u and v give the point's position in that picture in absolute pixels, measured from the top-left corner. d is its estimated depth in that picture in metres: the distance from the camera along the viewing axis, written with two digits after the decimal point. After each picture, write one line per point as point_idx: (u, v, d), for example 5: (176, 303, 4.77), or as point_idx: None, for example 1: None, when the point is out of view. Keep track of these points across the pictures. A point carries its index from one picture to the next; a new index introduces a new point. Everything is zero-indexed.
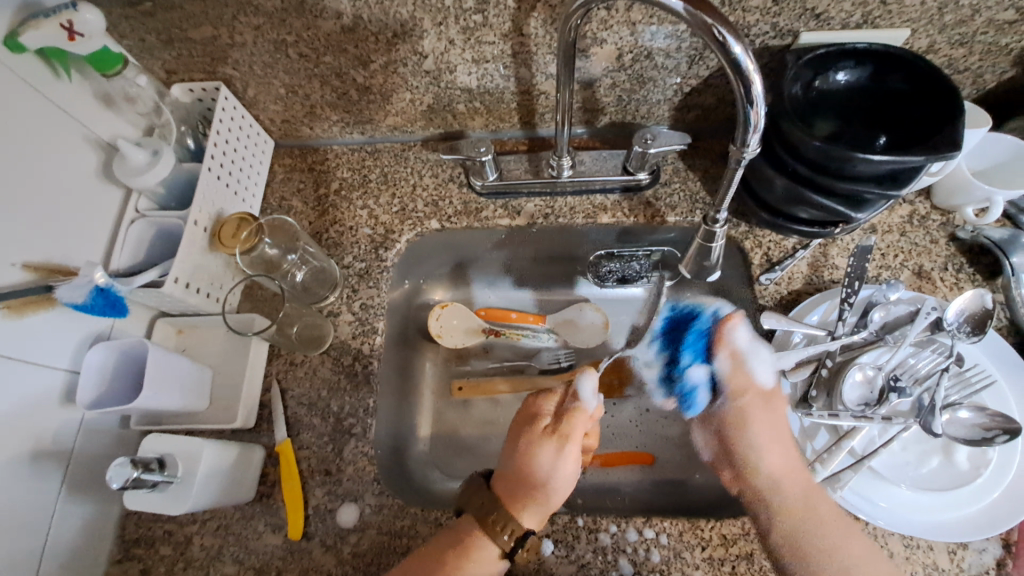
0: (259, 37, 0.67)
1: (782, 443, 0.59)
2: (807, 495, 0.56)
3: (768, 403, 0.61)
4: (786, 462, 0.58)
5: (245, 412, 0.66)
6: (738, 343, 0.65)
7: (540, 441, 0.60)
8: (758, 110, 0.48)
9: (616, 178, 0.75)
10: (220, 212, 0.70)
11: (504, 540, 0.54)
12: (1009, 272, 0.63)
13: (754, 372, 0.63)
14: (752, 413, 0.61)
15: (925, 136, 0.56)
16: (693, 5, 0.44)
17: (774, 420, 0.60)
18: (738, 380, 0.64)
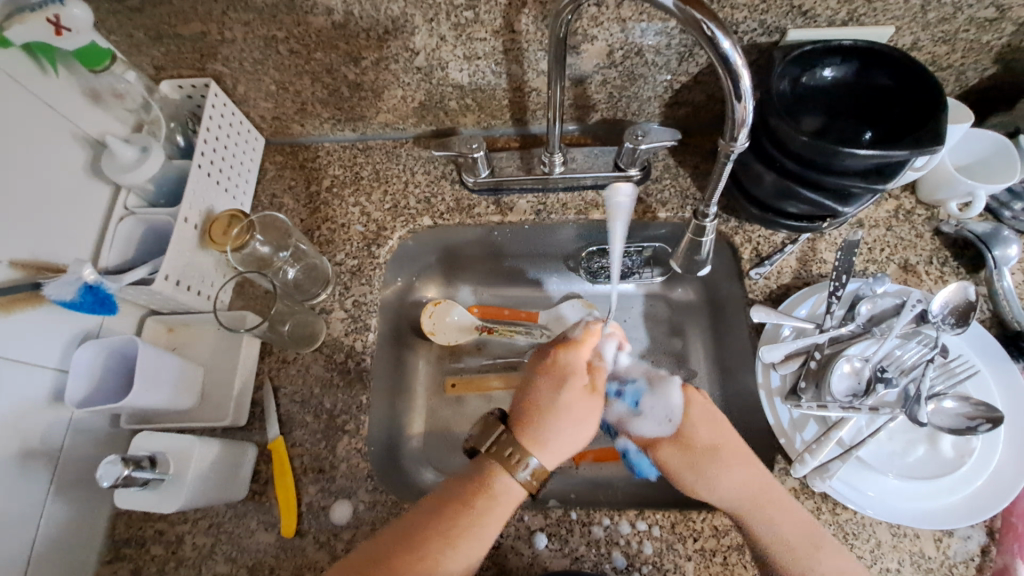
0: (249, 33, 0.67)
1: (737, 479, 0.55)
2: (772, 514, 0.53)
3: (688, 449, 0.56)
4: (732, 485, 0.54)
5: (237, 410, 0.66)
6: (614, 414, 0.59)
7: (568, 386, 0.55)
8: (745, 105, 0.48)
9: (607, 175, 0.76)
10: (210, 209, 0.70)
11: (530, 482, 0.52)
12: (992, 266, 0.64)
13: (641, 431, 0.58)
14: (676, 458, 0.57)
15: (909, 131, 0.57)
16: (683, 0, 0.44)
17: (699, 458, 0.56)
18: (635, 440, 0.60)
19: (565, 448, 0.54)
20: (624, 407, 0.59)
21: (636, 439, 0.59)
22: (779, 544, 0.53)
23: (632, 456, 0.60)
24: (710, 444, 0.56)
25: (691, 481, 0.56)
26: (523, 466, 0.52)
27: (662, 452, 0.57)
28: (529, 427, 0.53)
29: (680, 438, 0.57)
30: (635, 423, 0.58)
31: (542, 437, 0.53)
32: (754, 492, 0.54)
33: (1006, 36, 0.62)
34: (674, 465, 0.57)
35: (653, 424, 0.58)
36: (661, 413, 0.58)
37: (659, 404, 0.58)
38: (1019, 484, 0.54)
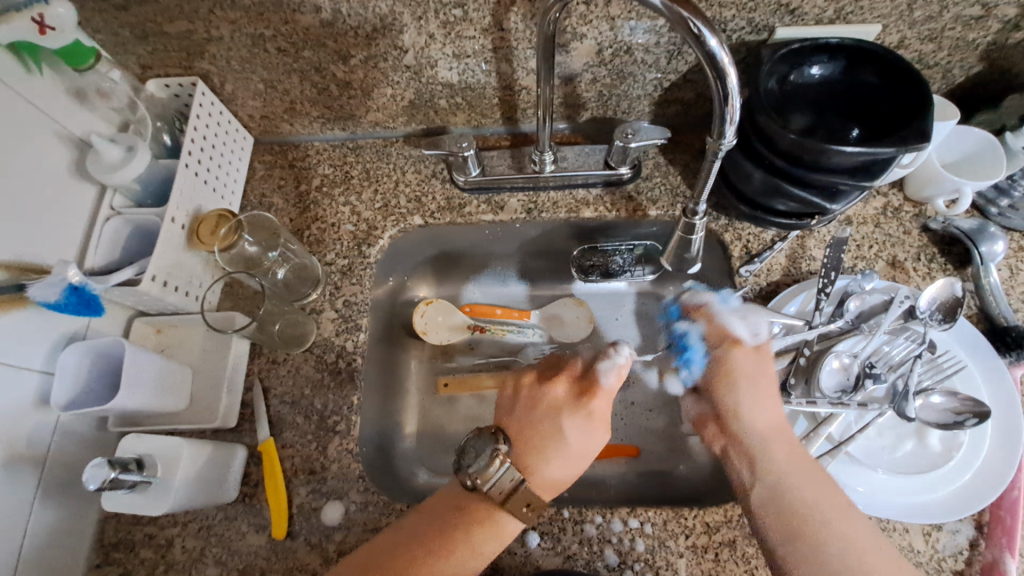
0: (236, 31, 0.66)
1: (768, 405, 0.58)
2: (790, 450, 0.55)
3: (758, 360, 0.60)
4: (768, 417, 0.57)
5: (225, 411, 0.65)
6: (702, 300, 0.67)
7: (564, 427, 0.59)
8: (733, 102, 0.48)
9: (597, 173, 0.76)
10: (198, 209, 0.69)
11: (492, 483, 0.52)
12: (978, 262, 0.65)
13: (732, 325, 0.63)
14: (739, 363, 0.61)
15: (896, 129, 0.57)
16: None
17: (763, 374, 0.60)
18: (716, 331, 0.64)
19: (562, 477, 0.59)
20: (722, 307, 0.66)
21: (718, 327, 0.64)
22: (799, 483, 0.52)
23: (691, 337, 0.66)
24: (773, 372, 0.60)
25: (737, 385, 0.59)
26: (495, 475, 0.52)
27: (737, 353, 0.61)
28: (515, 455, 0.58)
29: (759, 350, 0.61)
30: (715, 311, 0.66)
31: (537, 467, 0.58)
32: (777, 427, 0.57)
33: (991, 34, 0.62)
34: (738, 366, 0.61)
35: (745, 325, 0.63)
36: (754, 324, 0.62)
37: (755, 317, 0.63)
38: (1008, 478, 0.54)
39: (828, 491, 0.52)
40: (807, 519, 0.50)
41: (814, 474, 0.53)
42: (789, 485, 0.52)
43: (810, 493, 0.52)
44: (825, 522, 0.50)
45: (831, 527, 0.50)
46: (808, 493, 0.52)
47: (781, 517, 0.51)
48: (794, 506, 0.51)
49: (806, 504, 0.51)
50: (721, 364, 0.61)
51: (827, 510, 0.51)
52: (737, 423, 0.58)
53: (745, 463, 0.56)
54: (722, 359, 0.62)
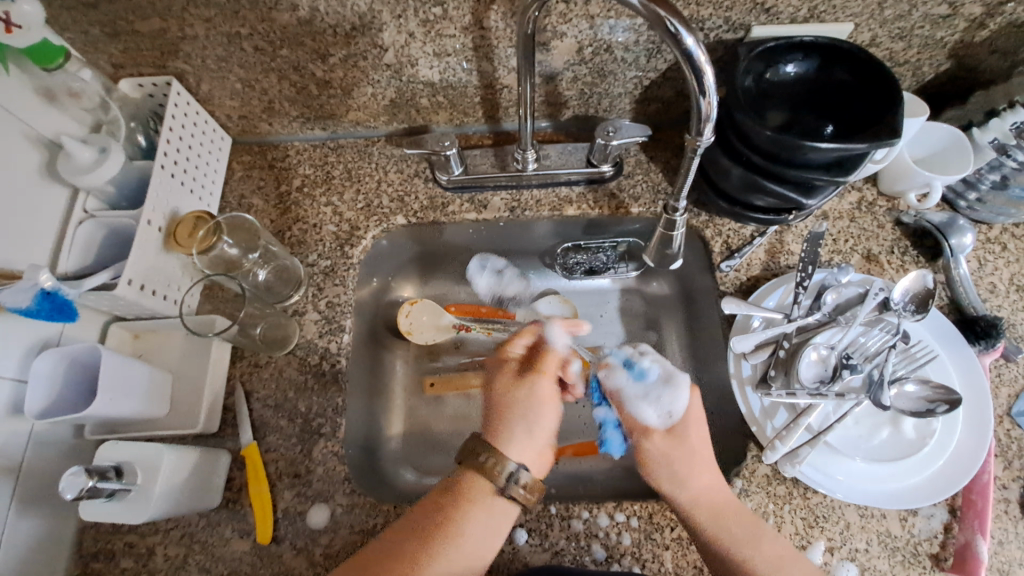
0: (211, 30, 0.65)
1: (690, 480, 0.56)
2: (717, 518, 0.54)
3: (671, 444, 0.59)
4: (692, 486, 0.56)
5: (208, 416, 0.64)
6: (615, 385, 0.63)
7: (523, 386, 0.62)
8: (709, 99, 0.49)
9: (580, 170, 0.76)
10: (175, 211, 0.68)
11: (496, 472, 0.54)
12: (948, 254, 0.67)
13: (639, 412, 0.61)
14: (656, 456, 0.59)
15: (868, 125, 0.58)
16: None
17: (678, 455, 0.58)
18: (627, 421, 0.62)
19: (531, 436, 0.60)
20: (632, 384, 0.63)
21: (631, 425, 0.62)
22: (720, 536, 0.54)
23: (607, 429, 0.64)
24: (694, 446, 0.59)
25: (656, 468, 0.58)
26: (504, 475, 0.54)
27: (651, 443, 0.60)
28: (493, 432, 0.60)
29: (672, 434, 0.59)
30: (630, 401, 0.62)
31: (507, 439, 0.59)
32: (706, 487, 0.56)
33: (959, 32, 0.64)
34: (656, 455, 0.59)
35: (653, 411, 0.61)
36: (665, 405, 0.60)
37: (667, 397, 0.61)
38: (977, 463, 0.56)
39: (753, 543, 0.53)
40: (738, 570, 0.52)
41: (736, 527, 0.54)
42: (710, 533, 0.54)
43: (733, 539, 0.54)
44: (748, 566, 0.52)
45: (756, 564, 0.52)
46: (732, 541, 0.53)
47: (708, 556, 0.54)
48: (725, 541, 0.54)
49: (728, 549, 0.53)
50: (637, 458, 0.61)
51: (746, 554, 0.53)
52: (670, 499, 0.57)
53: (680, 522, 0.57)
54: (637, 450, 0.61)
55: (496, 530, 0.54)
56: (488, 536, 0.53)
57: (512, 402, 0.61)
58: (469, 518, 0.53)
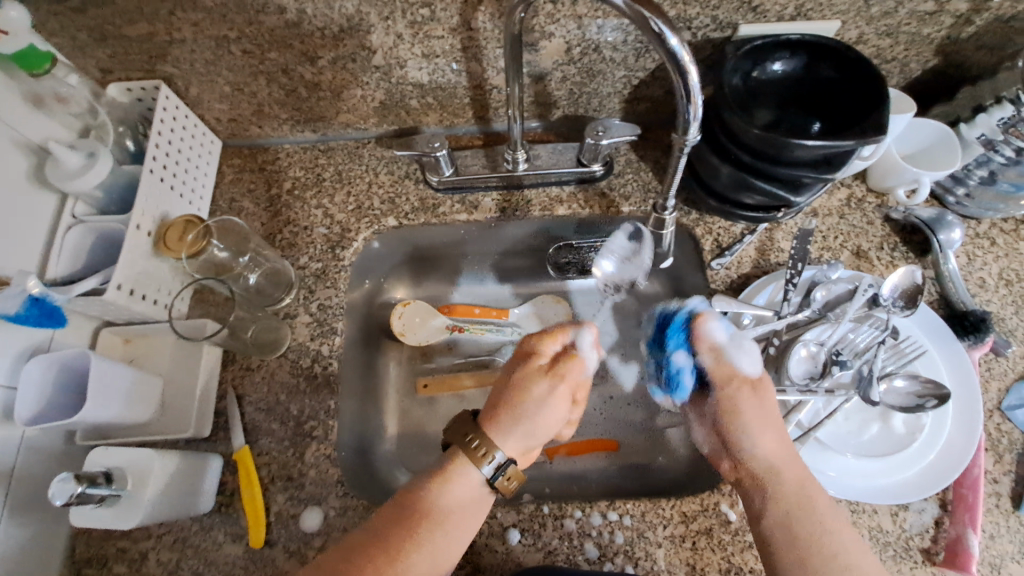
0: (199, 33, 0.65)
1: (769, 432, 0.55)
2: (801, 482, 0.52)
3: (758, 398, 0.57)
4: (770, 446, 0.54)
5: (199, 421, 0.64)
6: (713, 338, 0.60)
7: (536, 379, 0.57)
8: (694, 98, 0.49)
9: (570, 170, 0.76)
10: (165, 215, 0.68)
11: (478, 457, 0.53)
12: (937, 249, 0.67)
13: (737, 363, 0.59)
14: (749, 413, 0.56)
15: (853, 123, 0.58)
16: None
17: (767, 410, 0.56)
18: (721, 370, 0.59)
19: (528, 434, 0.55)
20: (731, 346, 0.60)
21: (723, 369, 0.59)
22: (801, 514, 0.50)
23: (683, 373, 0.61)
24: (766, 403, 0.57)
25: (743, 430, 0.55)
26: (488, 460, 0.53)
27: (743, 400, 0.57)
28: (497, 421, 0.55)
29: (757, 386, 0.57)
30: (729, 351, 0.59)
31: (504, 430, 0.55)
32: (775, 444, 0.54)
33: (945, 28, 0.64)
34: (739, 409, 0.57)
35: (749, 359, 0.59)
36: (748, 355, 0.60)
37: (743, 351, 0.60)
38: (968, 457, 0.56)
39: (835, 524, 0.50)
40: (804, 529, 0.50)
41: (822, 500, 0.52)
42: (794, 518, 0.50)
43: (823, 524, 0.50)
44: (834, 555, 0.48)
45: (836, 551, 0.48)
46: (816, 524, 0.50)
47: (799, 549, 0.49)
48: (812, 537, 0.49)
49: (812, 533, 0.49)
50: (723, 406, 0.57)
51: (831, 541, 0.49)
52: (749, 459, 0.54)
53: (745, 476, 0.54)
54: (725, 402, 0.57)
55: (462, 533, 0.52)
56: (451, 545, 0.51)
57: (513, 393, 0.56)
58: (421, 535, 0.50)
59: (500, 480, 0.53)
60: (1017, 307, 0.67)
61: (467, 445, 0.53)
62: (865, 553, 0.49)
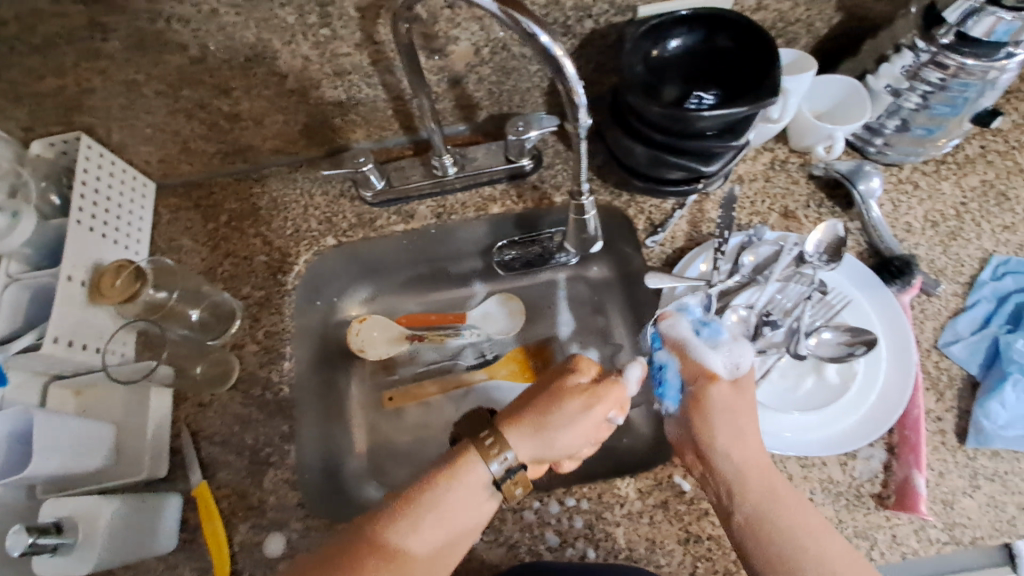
0: (109, 80, 0.65)
1: (746, 437, 0.54)
2: (765, 484, 0.52)
3: (734, 395, 0.56)
4: (750, 445, 0.54)
5: (153, 461, 0.65)
6: (681, 333, 0.59)
7: (571, 392, 0.55)
8: (576, 90, 0.50)
9: (500, 168, 0.78)
10: (99, 263, 0.68)
11: (493, 454, 0.51)
12: (859, 202, 0.68)
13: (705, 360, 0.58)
14: (720, 421, 0.55)
15: (751, 88, 0.60)
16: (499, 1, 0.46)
17: (744, 408, 0.55)
18: (690, 368, 0.58)
19: (554, 444, 0.52)
20: (703, 342, 0.59)
21: (694, 366, 0.58)
22: (774, 512, 0.51)
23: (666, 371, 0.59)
24: (750, 410, 0.56)
25: (714, 420, 0.55)
26: (500, 458, 0.51)
27: (716, 390, 0.56)
28: (521, 422, 0.53)
29: (737, 385, 0.56)
30: (694, 346, 0.58)
31: (532, 431, 0.53)
32: (752, 451, 0.54)
33: None
34: (718, 405, 0.55)
35: (725, 360, 0.57)
36: (734, 357, 0.58)
37: (736, 349, 0.58)
38: (906, 395, 0.58)
39: (801, 513, 0.51)
40: (787, 547, 0.49)
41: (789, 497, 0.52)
42: (767, 514, 0.51)
43: (782, 517, 0.50)
44: (802, 547, 0.49)
45: (803, 550, 0.49)
46: (783, 519, 0.50)
47: (766, 540, 0.50)
48: (775, 532, 0.50)
49: (782, 532, 0.50)
50: (694, 404, 0.56)
51: (802, 538, 0.49)
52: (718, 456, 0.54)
53: (721, 490, 0.53)
54: (696, 399, 0.56)
55: (452, 545, 0.51)
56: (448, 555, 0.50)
57: (543, 397, 0.55)
58: (418, 524, 0.49)
59: (506, 482, 0.51)
60: (945, 246, 0.68)
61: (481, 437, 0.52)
62: (835, 545, 0.50)
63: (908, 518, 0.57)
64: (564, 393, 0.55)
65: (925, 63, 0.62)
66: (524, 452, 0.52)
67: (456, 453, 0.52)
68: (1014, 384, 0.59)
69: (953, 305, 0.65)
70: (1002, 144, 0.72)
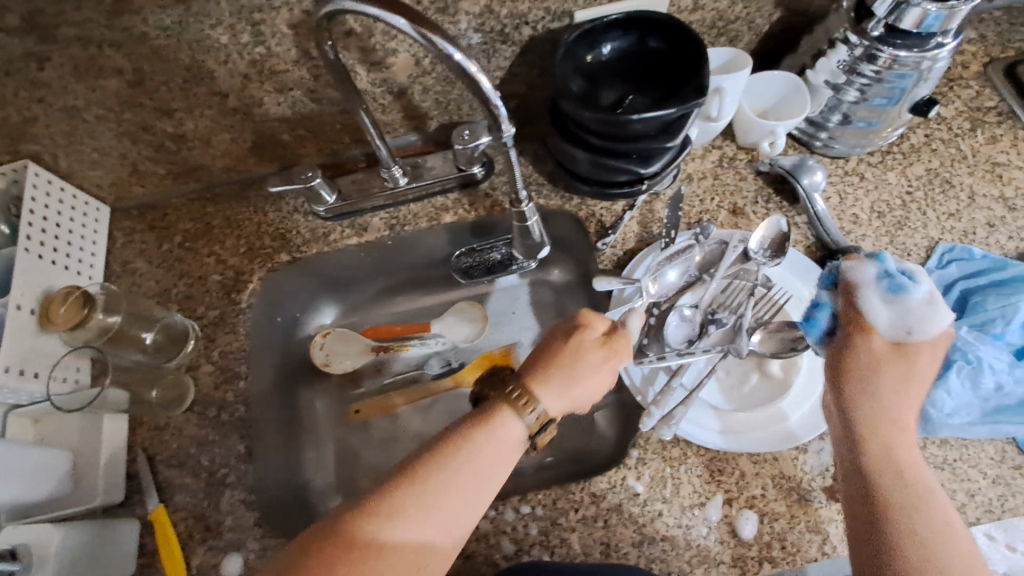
0: (48, 108, 0.65)
1: (905, 391, 0.52)
2: (888, 441, 0.50)
3: (891, 351, 0.53)
4: (884, 402, 0.52)
5: (108, 488, 0.64)
6: (859, 277, 0.55)
7: (589, 343, 0.55)
8: (496, 106, 0.51)
9: (451, 177, 0.78)
10: (48, 289, 0.67)
11: (524, 411, 0.49)
12: (804, 196, 0.69)
13: (867, 308, 0.55)
14: (887, 372, 0.53)
15: (682, 87, 0.60)
16: (413, 22, 0.46)
17: (909, 367, 0.53)
18: (849, 315, 0.55)
19: (580, 395, 0.53)
20: (879, 294, 0.54)
21: (855, 315, 0.55)
22: (891, 474, 0.48)
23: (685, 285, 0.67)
24: (915, 374, 0.53)
25: (879, 370, 0.53)
26: (530, 409, 0.50)
27: (871, 341, 0.54)
28: (551, 380, 0.52)
29: (898, 343, 0.53)
30: (869, 295, 0.55)
31: (559, 385, 0.52)
32: (908, 409, 0.52)
33: None
34: (863, 358, 0.54)
35: (891, 317, 0.54)
36: (910, 320, 0.53)
37: (920, 313, 0.53)
38: None
39: (927, 480, 0.48)
40: (898, 506, 0.46)
41: (914, 461, 0.49)
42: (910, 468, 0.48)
43: (914, 479, 0.48)
44: (923, 513, 0.46)
45: (920, 514, 0.45)
46: (920, 477, 0.48)
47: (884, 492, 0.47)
48: (909, 489, 0.47)
49: (909, 492, 0.47)
50: (839, 354, 0.55)
51: (921, 505, 0.46)
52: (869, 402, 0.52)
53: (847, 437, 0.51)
54: (844, 349, 0.55)
55: (469, 507, 0.46)
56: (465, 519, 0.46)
57: (562, 350, 0.54)
58: (449, 476, 0.46)
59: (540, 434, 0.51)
60: (892, 236, 0.68)
61: (510, 397, 0.50)
62: (950, 523, 0.46)
63: None
64: (581, 346, 0.55)
65: (859, 56, 0.62)
66: (555, 407, 0.52)
67: (493, 404, 0.50)
68: (958, 371, 0.57)
69: None
70: (946, 132, 0.73)
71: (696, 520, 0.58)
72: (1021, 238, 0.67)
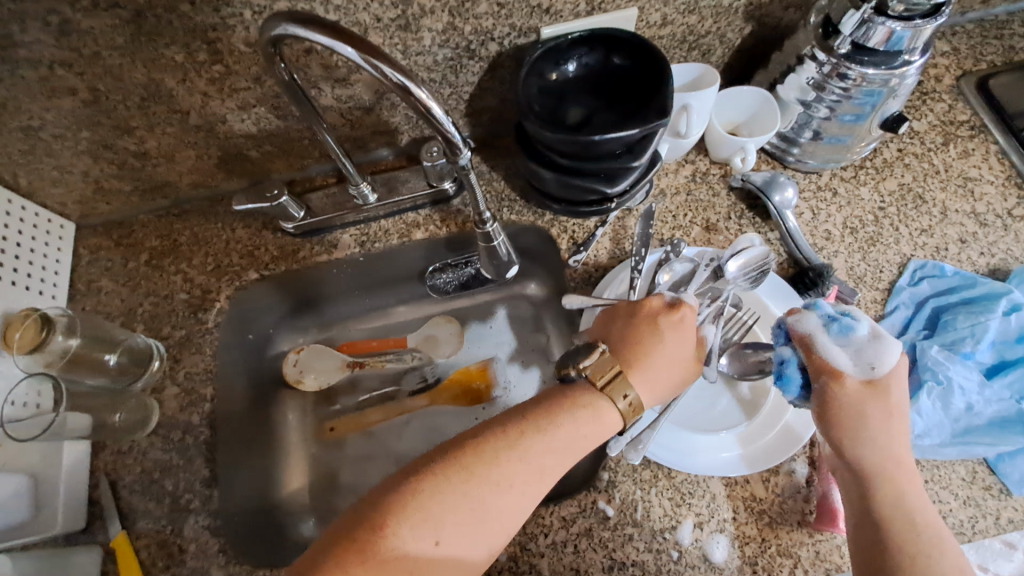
0: (2, 127, 0.64)
1: (891, 431, 0.50)
2: (889, 476, 0.49)
3: (868, 394, 0.50)
4: (879, 439, 0.49)
5: (69, 516, 0.62)
6: (806, 327, 0.53)
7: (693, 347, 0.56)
8: (450, 132, 0.51)
9: (423, 193, 0.77)
10: (8, 311, 0.65)
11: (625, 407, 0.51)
12: (775, 212, 0.68)
13: (829, 354, 0.51)
14: (871, 415, 0.50)
15: (642, 107, 0.61)
16: (361, 51, 0.46)
17: (886, 411, 0.50)
18: (817, 364, 0.52)
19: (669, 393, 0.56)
20: (832, 339, 0.52)
21: (821, 363, 0.51)
22: (894, 508, 0.47)
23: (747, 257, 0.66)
24: (896, 407, 0.50)
25: (863, 414, 0.50)
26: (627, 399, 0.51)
27: (843, 387, 0.50)
28: (659, 381, 0.53)
29: (871, 385, 0.50)
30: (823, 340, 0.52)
31: (659, 386, 0.54)
32: (900, 442, 0.50)
33: None
34: (846, 405, 0.50)
35: (852, 359, 0.51)
36: (869, 357, 0.51)
37: (873, 350, 0.51)
38: None
39: (926, 510, 0.47)
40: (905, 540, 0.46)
41: (914, 490, 0.48)
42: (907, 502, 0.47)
43: (917, 511, 0.47)
44: (929, 547, 0.45)
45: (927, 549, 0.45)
46: (917, 509, 0.47)
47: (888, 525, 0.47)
48: (910, 522, 0.46)
49: (913, 524, 0.46)
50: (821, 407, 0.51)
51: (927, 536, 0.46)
52: (857, 443, 0.50)
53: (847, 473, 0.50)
54: (823, 400, 0.51)
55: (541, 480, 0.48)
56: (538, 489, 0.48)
57: (670, 350, 0.54)
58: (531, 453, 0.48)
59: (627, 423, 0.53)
60: (864, 252, 0.67)
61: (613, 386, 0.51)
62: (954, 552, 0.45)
63: (832, 535, 0.56)
64: (686, 348, 0.55)
65: (828, 73, 0.61)
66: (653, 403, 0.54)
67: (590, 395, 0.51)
68: (928, 392, 0.57)
69: (872, 313, 0.64)
70: (919, 147, 0.72)
71: (667, 544, 0.57)
72: (991, 254, 0.67)
